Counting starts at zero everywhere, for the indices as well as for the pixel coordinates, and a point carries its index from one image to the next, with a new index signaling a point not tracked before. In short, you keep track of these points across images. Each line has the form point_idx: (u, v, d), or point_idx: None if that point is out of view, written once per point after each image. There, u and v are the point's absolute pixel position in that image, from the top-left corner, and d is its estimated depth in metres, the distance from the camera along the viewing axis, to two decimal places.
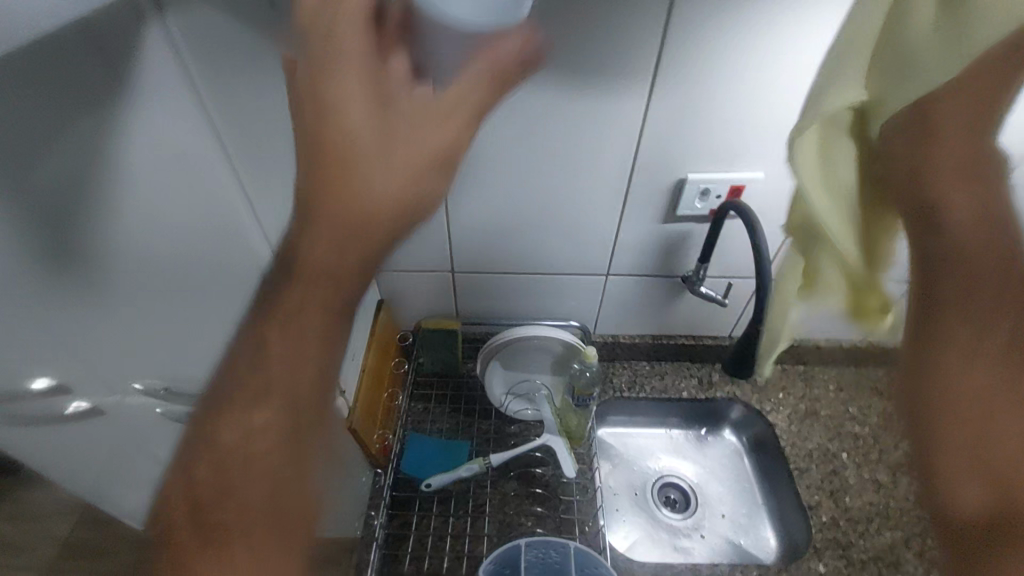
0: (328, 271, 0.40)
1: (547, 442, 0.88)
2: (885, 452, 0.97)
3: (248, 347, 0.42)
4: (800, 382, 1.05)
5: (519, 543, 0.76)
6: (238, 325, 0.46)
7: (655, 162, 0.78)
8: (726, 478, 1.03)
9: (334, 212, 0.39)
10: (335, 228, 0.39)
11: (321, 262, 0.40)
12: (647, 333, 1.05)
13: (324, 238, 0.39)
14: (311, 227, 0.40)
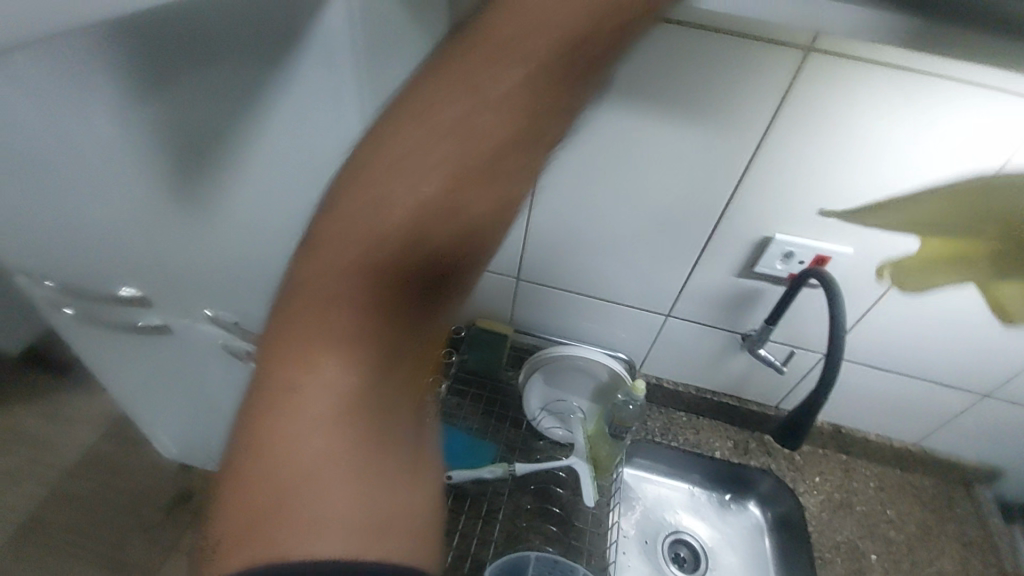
0: (462, 177, 0.42)
1: (574, 464, 0.87)
2: (918, 564, 0.91)
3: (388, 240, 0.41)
4: (839, 470, 1.01)
5: (528, 555, 0.78)
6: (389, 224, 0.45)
7: (745, 215, 0.78)
8: (741, 550, 0.99)
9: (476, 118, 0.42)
10: (475, 131, 0.42)
11: (457, 161, 0.42)
12: (692, 384, 1.04)
13: (462, 135, 0.42)
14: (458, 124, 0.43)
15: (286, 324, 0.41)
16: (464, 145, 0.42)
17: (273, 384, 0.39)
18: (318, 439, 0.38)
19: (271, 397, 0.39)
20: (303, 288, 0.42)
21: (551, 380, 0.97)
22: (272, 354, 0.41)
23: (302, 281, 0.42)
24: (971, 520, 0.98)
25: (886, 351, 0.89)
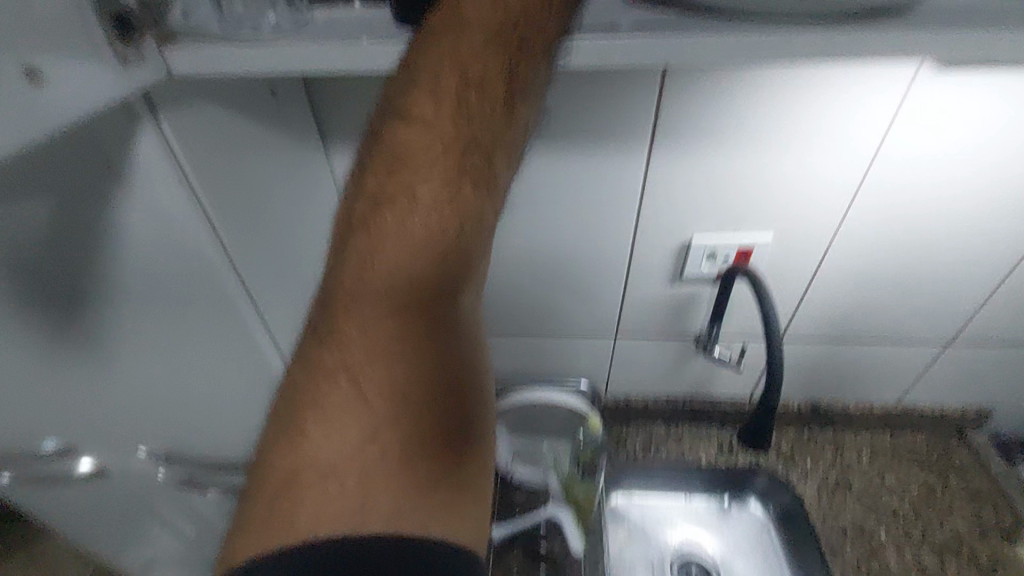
0: (449, 150, 0.43)
1: (557, 517, 0.83)
2: (928, 529, 0.88)
3: (382, 235, 0.41)
4: (831, 447, 0.98)
5: None
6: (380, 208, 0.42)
7: (661, 225, 0.76)
8: (755, 553, 0.92)
9: (437, 96, 0.43)
10: (440, 108, 0.43)
11: (428, 138, 0.43)
12: (661, 394, 1.02)
13: (432, 111, 0.43)
14: (421, 102, 0.43)
15: (316, 334, 0.40)
16: (421, 176, 0.43)
17: (285, 419, 0.38)
18: (341, 456, 0.36)
19: (280, 430, 0.37)
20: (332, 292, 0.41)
21: (515, 425, 0.91)
22: (307, 362, 0.39)
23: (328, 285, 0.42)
24: (973, 470, 0.94)
25: (841, 321, 0.87)
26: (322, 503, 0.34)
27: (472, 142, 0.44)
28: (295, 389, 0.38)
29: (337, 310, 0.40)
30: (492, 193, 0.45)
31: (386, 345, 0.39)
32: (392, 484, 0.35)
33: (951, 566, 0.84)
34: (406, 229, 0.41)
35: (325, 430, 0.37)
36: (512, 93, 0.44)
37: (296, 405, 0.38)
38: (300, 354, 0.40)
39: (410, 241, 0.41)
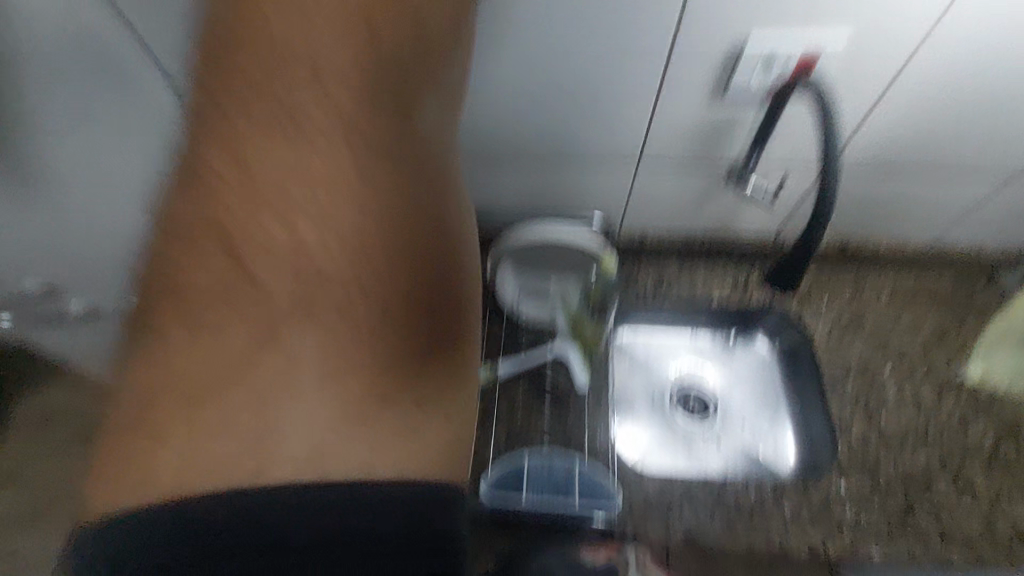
0: (349, 91, 0.44)
1: (563, 355, 0.83)
2: (933, 367, 0.88)
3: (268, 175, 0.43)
4: (850, 287, 0.94)
5: (523, 451, 0.78)
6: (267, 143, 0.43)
7: (712, 20, 0.61)
8: (755, 384, 0.93)
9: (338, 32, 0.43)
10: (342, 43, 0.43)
11: (327, 68, 0.43)
12: (679, 234, 0.96)
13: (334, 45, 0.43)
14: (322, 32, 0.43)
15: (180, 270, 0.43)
16: (321, 125, 0.44)
17: (157, 347, 0.41)
18: (212, 388, 0.41)
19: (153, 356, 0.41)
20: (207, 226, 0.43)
21: (522, 265, 0.86)
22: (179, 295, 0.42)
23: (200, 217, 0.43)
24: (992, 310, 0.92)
25: (899, 148, 0.77)
26: (197, 435, 0.39)
27: (375, 88, 0.45)
28: (168, 317, 0.42)
29: (215, 244, 0.43)
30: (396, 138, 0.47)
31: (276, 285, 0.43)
32: (273, 413, 0.41)
33: (949, 400, 0.85)
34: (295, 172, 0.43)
35: (228, 375, 0.41)
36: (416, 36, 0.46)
37: (166, 326, 0.42)
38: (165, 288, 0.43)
39: (303, 185, 0.44)
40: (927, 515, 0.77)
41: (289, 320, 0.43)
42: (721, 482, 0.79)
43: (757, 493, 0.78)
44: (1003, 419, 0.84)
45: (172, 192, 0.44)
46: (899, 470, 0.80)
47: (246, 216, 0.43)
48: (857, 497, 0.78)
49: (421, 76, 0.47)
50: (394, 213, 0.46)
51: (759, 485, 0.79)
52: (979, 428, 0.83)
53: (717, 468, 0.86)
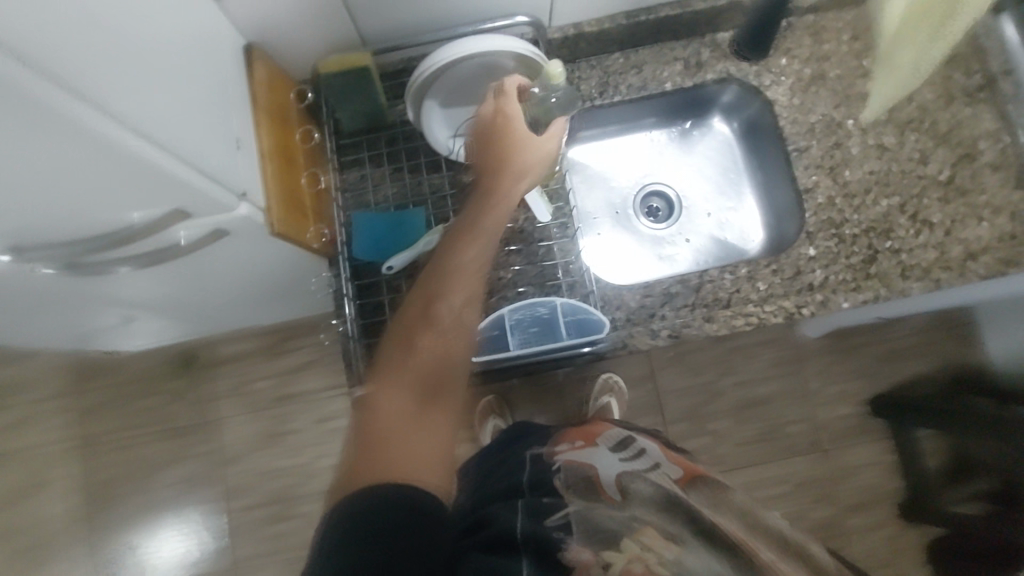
0: (443, 318, 0.59)
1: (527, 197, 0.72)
2: (897, 109, 0.83)
3: (409, 351, 0.57)
4: (808, 37, 0.85)
5: (502, 313, 0.68)
6: (423, 318, 0.59)
7: None
8: (713, 171, 0.94)
9: (436, 278, 0.61)
10: (438, 282, 0.60)
11: (433, 289, 0.60)
12: (620, 13, 0.80)
13: (434, 285, 0.61)
14: (441, 279, 0.60)
15: (392, 365, 0.57)
16: (436, 344, 0.58)
17: (377, 393, 0.56)
18: (367, 440, 0.52)
19: (376, 399, 0.55)
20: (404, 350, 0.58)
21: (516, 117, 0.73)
22: (379, 390, 0.56)
23: (408, 335, 0.58)
24: None
25: None
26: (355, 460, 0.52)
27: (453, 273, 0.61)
28: (369, 405, 0.55)
29: (397, 359, 0.57)
30: (455, 331, 0.59)
31: (392, 412, 0.54)
32: (375, 450, 0.51)
33: (910, 137, 0.82)
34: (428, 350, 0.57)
35: (375, 442, 0.52)
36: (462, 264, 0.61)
37: (386, 375, 0.57)
38: (389, 366, 0.57)
39: (423, 369, 0.56)
40: (889, 259, 0.79)
41: (401, 423, 0.53)
42: (698, 277, 0.79)
43: (731, 280, 0.79)
44: (961, 144, 0.82)
45: (400, 352, 0.58)
46: (863, 222, 0.80)
47: (407, 379, 0.56)
48: (825, 257, 0.79)
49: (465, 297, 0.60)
50: (444, 352, 0.58)
51: (733, 270, 0.79)
52: (938, 161, 0.82)
53: (687, 264, 0.92)
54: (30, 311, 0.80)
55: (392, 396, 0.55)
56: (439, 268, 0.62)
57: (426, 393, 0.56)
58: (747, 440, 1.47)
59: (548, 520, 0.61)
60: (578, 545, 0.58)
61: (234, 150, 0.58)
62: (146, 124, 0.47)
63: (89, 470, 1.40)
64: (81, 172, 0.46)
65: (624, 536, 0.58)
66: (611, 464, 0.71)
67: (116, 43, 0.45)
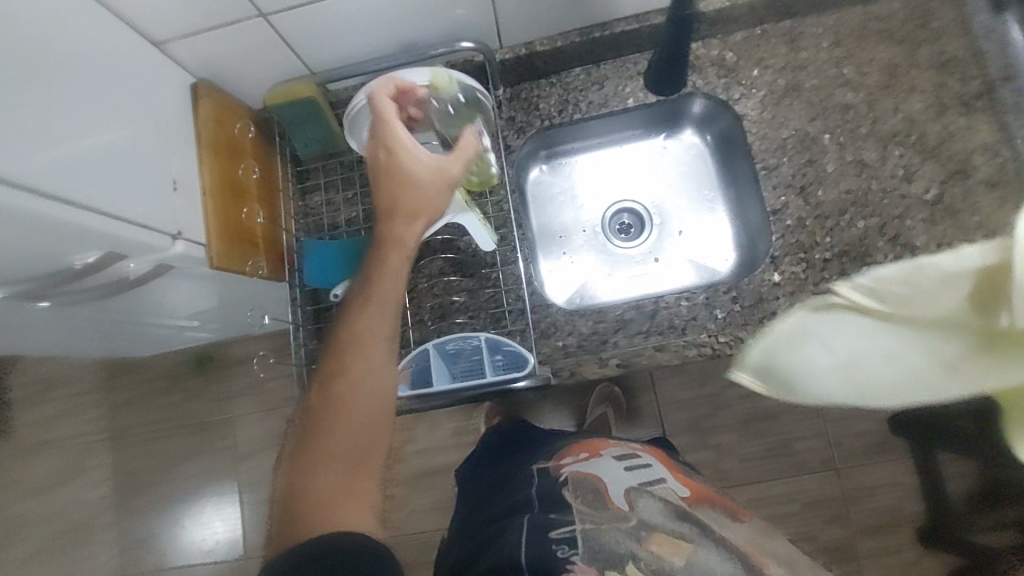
0: (370, 354, 0.57)
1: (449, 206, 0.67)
2: (880, 121, 0.77)
3: (337, 394, 0.55)
4: (783, 45, 0.80)
5: (428, 348, 0.69)
6: (346, 357, 0.57)
7: None
8: (687, 186, 0.90)
9: (360, 316, 0.59)
10: (363, 317, 0.58)
11: (359, 325, 0.58)
12: (573, 31, 0.77)
13: (360, 320, 0.58)
14: (361, 315, 0.58)
15: (320, 415, 0.55)
16: (362, 382, 0.55)
17: (310, 450, 0.53)
18: (304, 499, 0.49)
19: (310, 456, 0.52)
20: (335, 396, 0.55)
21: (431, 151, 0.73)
22: (312, 446, 0.53)
23: (337, 380, 0.56)
24: (954, 33, 0.77)
25: None
26: (291, 523, 0.49)
27: (374, 305, 0.58)
28: (303, 464, 0.52)
29: (328, 407, 0.55)
30: (382, 367, 0.57)
31: (326, 465, 0.52)
32: (314, 507, 0.49)
33: (894, 152, 0.76)
34: (357, 390, 0.55)
35: (314, 499, 0.49)
36: (381, 295, 0.59)
37: (317, 427, 0.54)
38: (319, 418, 0.55)
39: (354, 413, 0.54)
40: None
41: (335, 475, 0.51)
42: (653, 304, 0.77)
43: (688, 307, 0.76)
44: (952, 159, 0.74)
45: (329, 398, 0.55)
46: (835, 246, 0.75)
47: (339, 426, 0.53)
48: (791, 285, 0.75)
49: (388, 328, 0.58)
50: (375, 392, 0.55)
51: (689, 297, 0.76)
52: (925, 178, 0.75)
53: (657, 285, 0.89)
54: (11, 338, 0.84)
55: (324, 447, 0.53)
56: (360, 303, 0.59)
57: (356, 437, 0.53)
58: (754, 456, 1.26)
59: (553, 532, 0.58)
60: (583, 564, 0.54)
61: (170, 191, 0.61)
62: (65, 189, 0.49)
63: (117, 462, 1.52)
64: (22, 242, 0.48)
65: (629, 558, 0.53)
66: (620, 479, 0.65)
67: (31, 115, 0.47)
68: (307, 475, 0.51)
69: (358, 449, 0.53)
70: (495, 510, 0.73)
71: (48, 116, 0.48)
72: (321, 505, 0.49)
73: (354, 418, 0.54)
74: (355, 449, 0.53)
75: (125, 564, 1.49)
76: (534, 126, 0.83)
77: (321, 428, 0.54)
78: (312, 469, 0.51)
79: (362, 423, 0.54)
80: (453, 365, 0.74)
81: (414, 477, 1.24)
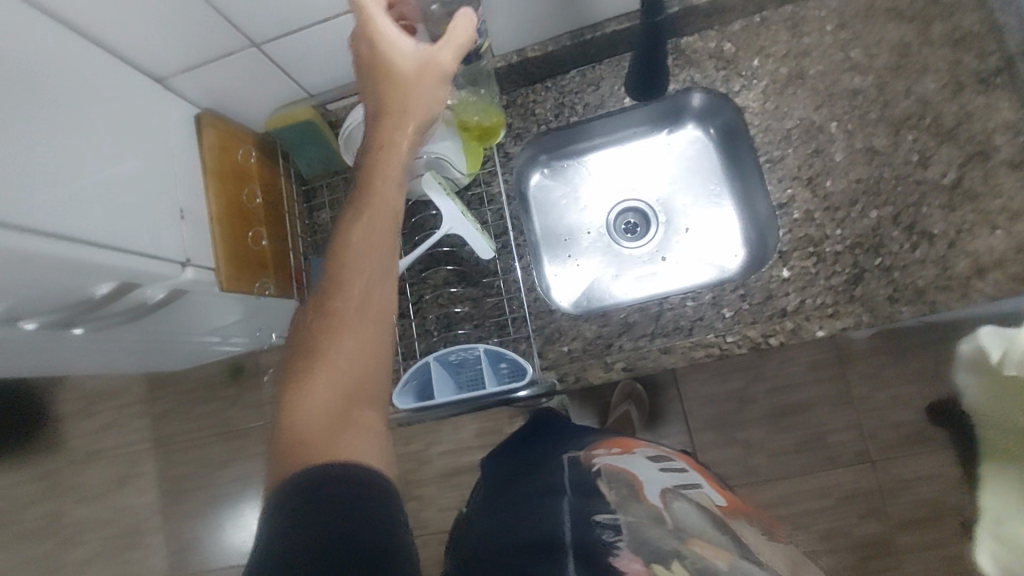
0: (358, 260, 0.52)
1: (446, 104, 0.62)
2: (891, 105, 0.74)
3: (328, 305, 0.51)
4: (785, 32, 0.77)
5: (429, 361, 0.71)
6: (336, 266, 0.52)
7: None
8: (693, 182, 0.89)
9: (350, 222, 0.54)
10: (352, 224, 0.53)
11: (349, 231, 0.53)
12: (564, 34, 0.77)
13: (351, 225, 0.53)
14: (353, 221, 0.54)
15: (312, 329, 0.50)
16: (351, 291, 0.51)
17: (303, 369, 0.49)
18: (303, 423, 0.46)
19: (303, 375, 0.49)
20: (326, 309, 0.50)
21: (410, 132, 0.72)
22: (305, 365, 0.49)
23: (328, 292, 0.51)
24: (970, 6, 0.73)
25: None
26: (290, 447, 0.46)
27: (364, 211, 0.54)
28: (296, 382, 0.49)
29: (320, 321, 0.50)
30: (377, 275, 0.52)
31: (324, 385, 0.48)
32: (315, 429, 0.46)
33: (907, 137, 0.73)
34: (348, 301, 0.50)
35: (316, 424, 0.46)
36: (373, 199, 0.54)
37: (309, 344, 0.50)
38: (312, 334, 0.50)
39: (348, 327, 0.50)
40: (877, 279, 0.70)
41: (332, 394, 0.47)
42: (658, 306, 0.76)
43: (694, 307, 0.75)
44: (970, 140, 0.70)
45: (320, 311, 0.51)
46: (847, 238, 0.72)
47: (331, 340, 0.49)
48: (801, 280, 0.73)
49: (381, 235, 0.53)
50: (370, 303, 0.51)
51: (695, 297, 0.75)
52: (942, 162, 0.71)
53: (664, 283, 0.87)
54: (51, 362, 0.89)
55: (318, 363, 0.49)
56: (350, 210, 0.54)
57: (351, 349, 0.49)
58: (784, 449, 1.19)
59: (598, 516, 0.53)
60: (629, 554, 0.49)
61: (176, 219, 0.65)
62: (74, 227, 0.52)
63: (163, 469, 1.60)
64: (44, 280, 0.52)
65: (675, 554, 0.48)
66: (657, 475, 0.59)
67: (40, 160, 0.50)
68: (303, 395, 0.48)
69: (355, 364, 0.49)
70: (511, 489, 0.65)
71: (58, 160, 0.52)
72: (322, 429, 0.46)
73: (348, 331, 0.49)
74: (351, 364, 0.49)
75: (174, 564, 1.58)
76: (531, 131, 0.83)
77: (314, 345, 0.50)
78: (306, 386, 0.48)
79: (356, 335, 0.49)
80: (457, 374, 0.75)
81: (438, 478, 1.27)
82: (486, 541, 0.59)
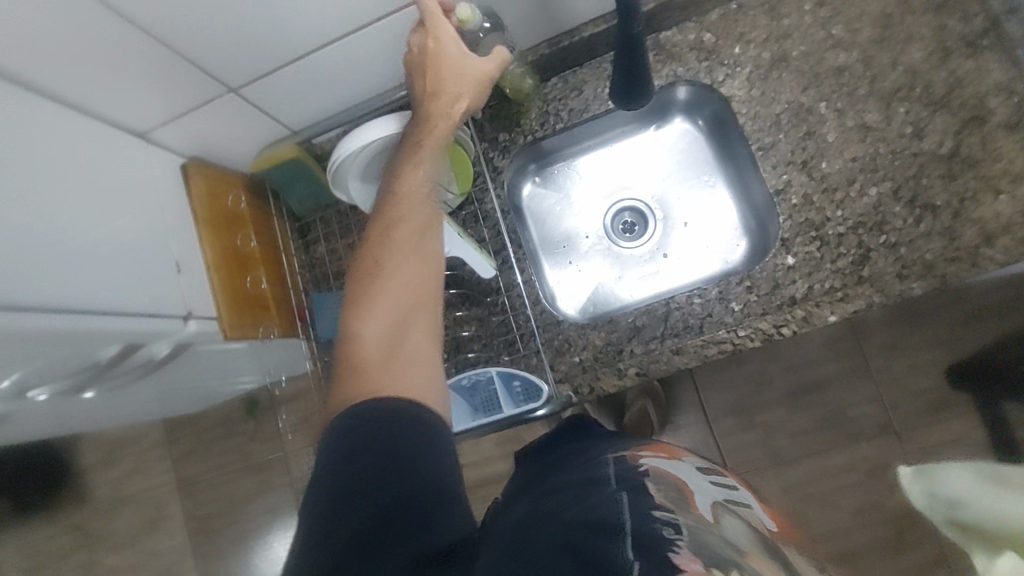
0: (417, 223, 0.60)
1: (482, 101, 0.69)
2: (879, 79, 0.73)
3: (386, 249, 0.59)
4: (765, 16, 0.76)
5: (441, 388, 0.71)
6: (393, 218, 0.60)
7: None
8: (687, 175, 0.88)
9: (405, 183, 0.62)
10: (408, 187, 0.61)
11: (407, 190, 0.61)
12: (541, 43, 0.77)
13: (405, 184, 0.62)
14: (406, 181, 0.62)
15: (369, 266, 0.59)
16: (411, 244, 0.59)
17: (362, 302, 0.57)
18: (365, 349, 0.55)
19: (362, 304, 0.57)
20: (383, 254, 0.59)
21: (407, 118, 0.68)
22: (364, 296, 0.58)
23: (385, 240, 0.59)
24: None
25: None
26: (352, 365, 0.55)
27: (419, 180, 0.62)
28: (356, 309, 0.57)
29: (378, 265, 0.59)
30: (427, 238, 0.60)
31: (383, 321, 0.56)
32: (372, 357, 0.55)
33: (899, 109, 0.71)
34: (405, 254, 0.59)
35: (377, 354, 0.54)
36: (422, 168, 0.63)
37: (365, 277, 0.59)
38: (369, 272, 0.59)
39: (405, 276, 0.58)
40: (885, 257, 0.69)
41: (389, 326, 0.56)
42: (665, 306, 0.75)
43: (701, 304, 0.74)
44: (964, 106, 0.69)
45: (377, 253, 0.59)
46: (848, 219, 0.71)
47: (392, 281, 0.58)
48: (807, 266, 0.72)
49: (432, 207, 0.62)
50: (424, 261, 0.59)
51: (701, 294, 0.74)
52: (937, 132, 0.70)
53: (669, 280, 0.87)
54: (68, 422, 0.90)
55: (378, 297, 0.57)
56: (405, 174, 0.62)
57: (409, 294, 0.58)
58: (806, 429, 1.18)
59: (656, 511, 0.42)
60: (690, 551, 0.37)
61: (175, 273, 0.65)
62: (72, 298, 0.52)
63: (189, 511, 1.61)
64: (46, 353, 0.51)
65: (733, 561, 0.38)
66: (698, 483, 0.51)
67: (30, 236, 0.50)
68: (364, 323, 0.56)
69: (409, 305, 0.58)
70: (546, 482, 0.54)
71: (49, 234, 0.52)
72: (379, 358, 0.54)
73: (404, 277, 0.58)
74: (409, 305, 0.57)
75: None
76: (519, 142, 0.82)
77: (371, 280, 0.58)
78: (364, 312, 0.57)
79: (415, 285, 0.58)
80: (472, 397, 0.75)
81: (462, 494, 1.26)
82: (519, 518, 0.45)
